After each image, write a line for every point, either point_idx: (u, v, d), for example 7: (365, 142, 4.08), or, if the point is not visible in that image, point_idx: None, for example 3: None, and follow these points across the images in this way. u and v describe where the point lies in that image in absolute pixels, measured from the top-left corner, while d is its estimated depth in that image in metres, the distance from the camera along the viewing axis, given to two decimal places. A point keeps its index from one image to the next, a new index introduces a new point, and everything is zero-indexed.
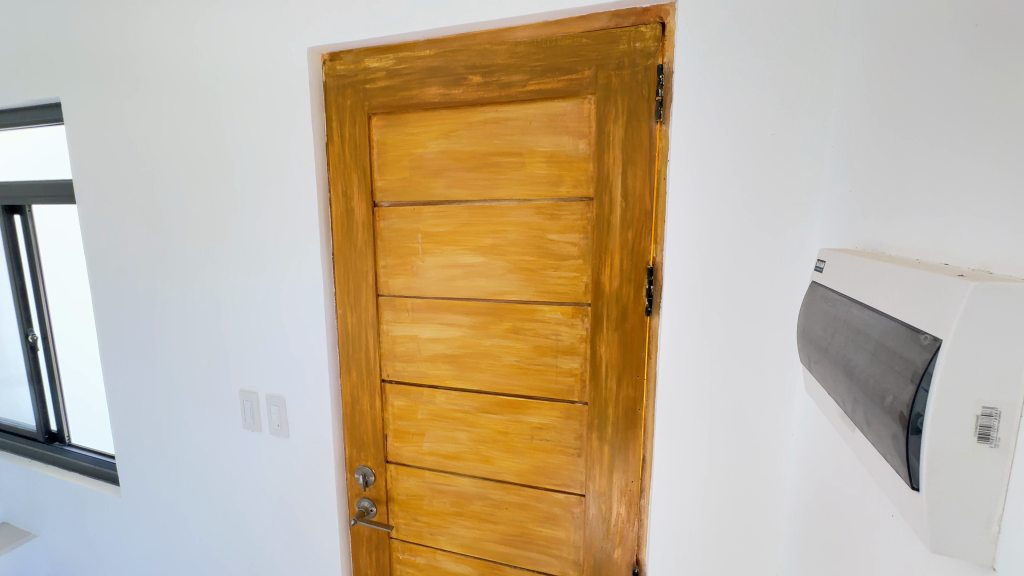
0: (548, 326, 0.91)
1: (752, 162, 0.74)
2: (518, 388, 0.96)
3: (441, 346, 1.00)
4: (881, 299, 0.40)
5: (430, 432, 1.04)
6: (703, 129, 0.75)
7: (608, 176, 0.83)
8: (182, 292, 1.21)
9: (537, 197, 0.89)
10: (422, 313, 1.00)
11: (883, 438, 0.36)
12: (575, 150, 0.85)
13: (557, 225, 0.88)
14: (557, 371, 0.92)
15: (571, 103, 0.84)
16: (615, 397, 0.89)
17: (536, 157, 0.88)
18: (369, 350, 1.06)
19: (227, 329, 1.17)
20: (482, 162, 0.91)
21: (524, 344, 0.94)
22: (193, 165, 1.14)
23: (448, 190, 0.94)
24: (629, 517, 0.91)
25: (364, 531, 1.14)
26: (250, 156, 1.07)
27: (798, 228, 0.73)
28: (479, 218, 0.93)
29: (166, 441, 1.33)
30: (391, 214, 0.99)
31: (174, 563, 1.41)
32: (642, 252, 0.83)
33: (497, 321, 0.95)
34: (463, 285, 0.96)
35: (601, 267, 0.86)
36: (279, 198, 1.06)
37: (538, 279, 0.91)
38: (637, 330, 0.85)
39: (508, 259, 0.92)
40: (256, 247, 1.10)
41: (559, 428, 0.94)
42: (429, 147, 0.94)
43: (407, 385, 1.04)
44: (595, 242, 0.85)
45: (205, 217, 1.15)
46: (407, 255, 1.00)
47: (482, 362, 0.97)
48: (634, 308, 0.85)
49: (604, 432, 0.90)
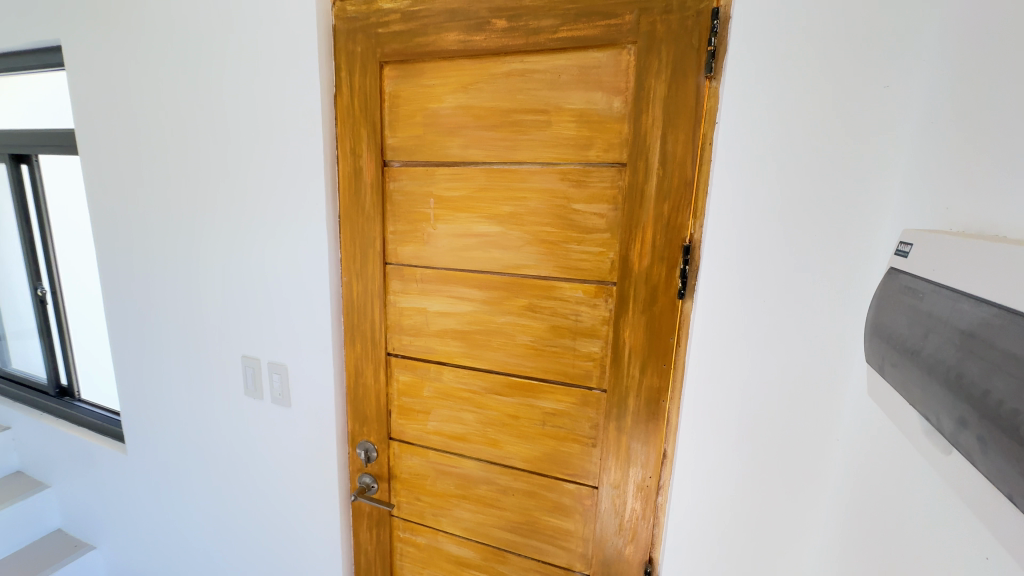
0: (567, 305, 0.84)
1: (824, 127, 0.63)
2: (531, 370, 0.89)
3: (451, 321, 0.93)
4: (1014, 295, 0.31)
5: (435, 411, 0.98)
6: (763, 85, 0.65)
7: (646, 139, 0.73)
8: (184, 252, 1.16)
9: (562, 161, 0.79)
10: (432, 284, 0.93)
11: (1011, 475, 0.28)
12: (609, 108, 0.75)
13: (584, 194, 0.79)
14: (574, 355, 0.85)
15: (608, 54, 0.74)
16: (636, 387, 0.81)
17: (564, 115, 0.78)
18: (374, 321, 0.99)
19: (229, 292, 1.12)
20: (503, 120, 0.82)
21: (540, 324, 0.86)
22: (197, 121, 1.06)
23: (464, 150, 0.85)
24: (644, 514, 0.85)
25: (365, 507, 1.10)
26: (252, 108, 0.99)
27: (866, 207, 0.63)
28: (497, 182, 0.84)
29: (171, 406, 1.30)
30: (401, 174, 0.91)
31: (177, 524, 1.41)
32: (679, 227, 0.74)
33: (512, 296, 0.87)
34: (477, 256, 0.88)
35: (630, 243, 0.77)
36: (284, 158, 0.98)
37: (559, 254, 0.83)
38: (666, 314, 0.77)
39: (527, 229, 0.84)
40: (264, 211, 1.03)
41: (574, 415, 0.87)
42: (446, 102, 0.85)
43: (413, 360, 0.98)
44: (626, 214, 0.76)
45: (209, 176, 1.08)
46: (418, 220, 0.92)
47: (493, 340, 0.90)
48: (664, 290, 0.76)
49: (622, 422, 0.83)
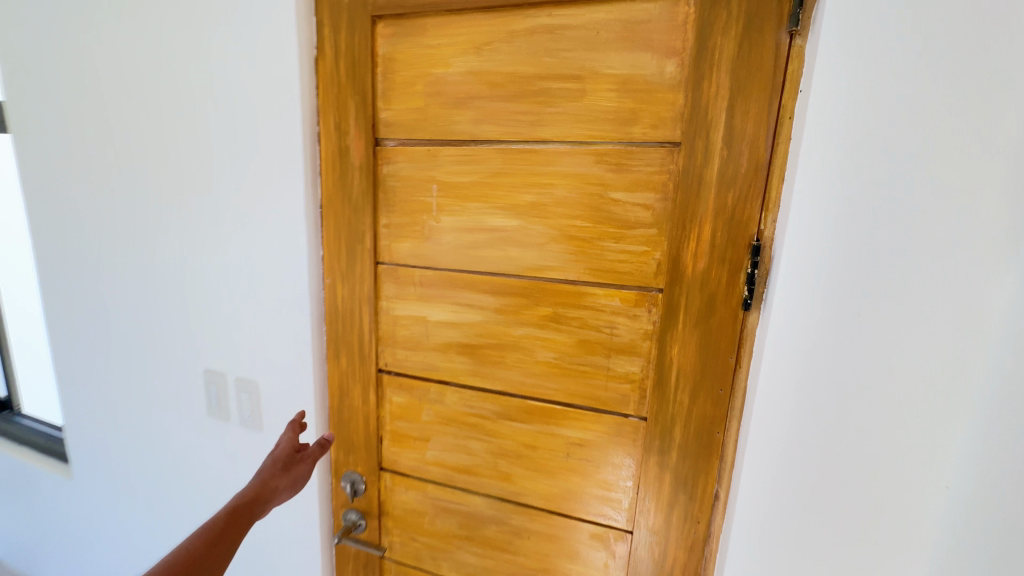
0: (601, 316, 0.69)
1: (957, 89, 0.47)
2: (553, 393, 0.74)
3: (456, 333, 0.78)
4: None
5: (436, 439, 0.83)
6: (870, 37, 0.49)
7: (707, 112, 0.59)
8: (136, 248, 0.98)
9: (599, 140, 0.65)
10: (433, 289, 0.77)
11: None
12: (660, 74, 0.61)
13: (625, 181, 0.65)
14: (608, 375, 0.71)
15: (661, 5, 0.59)
16: (685, 416, 0.67)
17: (602, 83, 0.63)
18: (363, 332, 0.83)
19: (190, 295, 0.94)
20: (525, 89, 0.66)
21: (566, 338, 0.71)
22: (150, 90, 0.89)
23: (475, 127, 0.70)
24: (688, 565, 0.71)
25: (350, 548, 0.94)
26: (214, 72, 0.82)
27: (1014, 196, 0.46)
28: (516, 166, 0.69)
29: (122, 425, 1.12)
30: (397, 156, 0.75)
31: (132, 559, 1.23)
32: (746, 223, 0.60)
33: (532, 305, 0.72)
34: (489, 256, 0.73)
35: (683, 241, 0.63)
36: (256, 134, 0.81)
37: (592, 254, 0.68)
38: (725, 329, 0.63)
39: (552, 224, 0.69)
40: (231, 200, 0.86)
41: (604, 447, 0.73)
42: (453, 66, 0.69)
43: (410, 379, 0.82)
44: (679, 206, 0.62)
45: (164, 157, 0.90)
46: (417, 212, 0.76)
47: (508, 357, 0.75)
48: (724, 299, 0.62)
49: (666, 457, 0.69)
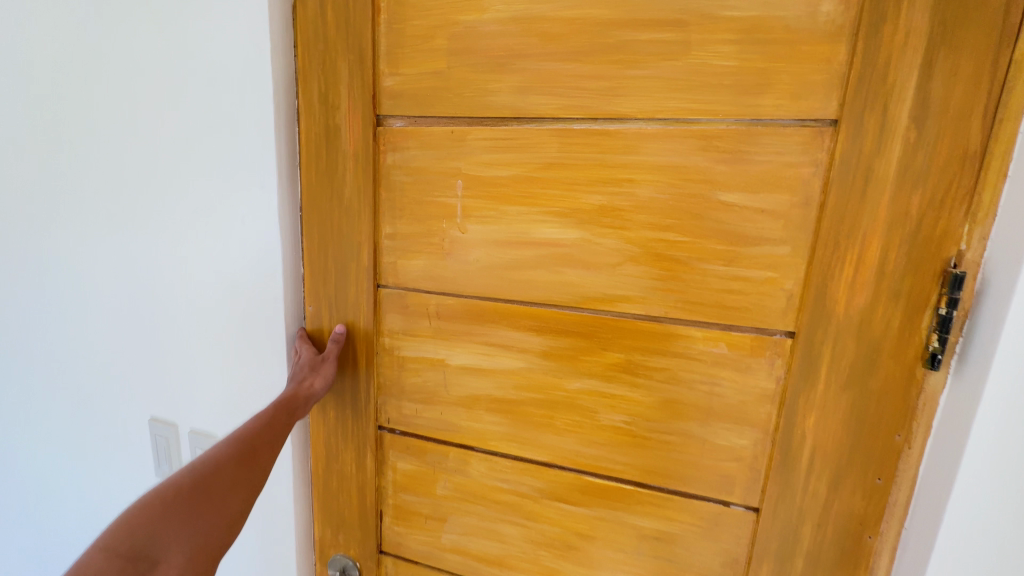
0: (697, 367, 0.49)
1: None
2: (622, 469, 0.54)
3: (486, 382, 0.57)
4: None
5: (455, 519, 0.62)
6: None
7: (888, 75, 0.39)
8: (45, 259, 0.73)
9: (707, 117, 0.44)
10: (455, 324, 0.56)
11: None
12: (810, 15, 0.40)
13: (744, 177, 0.44)
14: (703, 449, 0.50)
15: None
16: (820, 511, 0.48)
17: (716, 32, 0.43)
18: (358, 378, 0.61)
19: (121, 324, 0.71)
20: (596, 43, 0.46)
21: (644, 396, 0.51)
22: (42, 48, 0.64)
23: (520, 98, 0.49)
24: None
25: None
26: (140, 16, 0.58)
27: None
28: (579, 154, 0.48)
29: (44, 483, 0.88)
30: (406, 139, 0.54)
31: None
32: (937, 242, 0.41)
33: (596, 349, 0.52)
34: (536, 281, 0.52)
35: (834, 266, 0.43)
36: (196, 108, 0.58)
37: (688, 280, 0.48)
38: (891, 393, 0.44)
39: (630, 237, 0.48)
40: (164, 201, 0.62)
41: (694, 545, 0.53)
42: (489, 11, 0.48)
43: (421, 440, 0.62)
44: (831, 215, 0.42)
45: (70, 139, 0.66)
46: (433, 218, 0.55)
47: (559, 418, 0.55)
48: (894, 351, 0.43)
49: (786, 564, 0.50)
